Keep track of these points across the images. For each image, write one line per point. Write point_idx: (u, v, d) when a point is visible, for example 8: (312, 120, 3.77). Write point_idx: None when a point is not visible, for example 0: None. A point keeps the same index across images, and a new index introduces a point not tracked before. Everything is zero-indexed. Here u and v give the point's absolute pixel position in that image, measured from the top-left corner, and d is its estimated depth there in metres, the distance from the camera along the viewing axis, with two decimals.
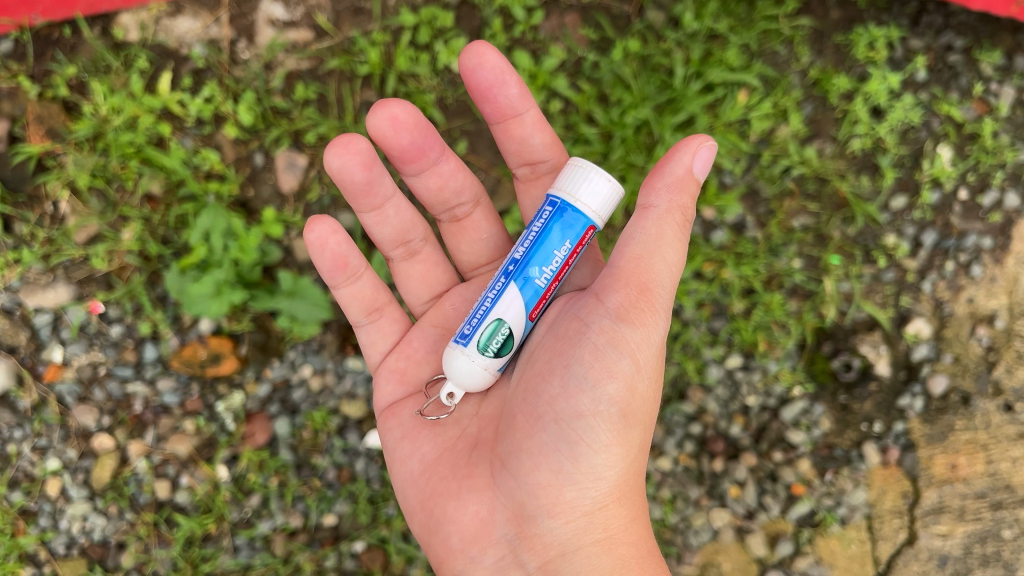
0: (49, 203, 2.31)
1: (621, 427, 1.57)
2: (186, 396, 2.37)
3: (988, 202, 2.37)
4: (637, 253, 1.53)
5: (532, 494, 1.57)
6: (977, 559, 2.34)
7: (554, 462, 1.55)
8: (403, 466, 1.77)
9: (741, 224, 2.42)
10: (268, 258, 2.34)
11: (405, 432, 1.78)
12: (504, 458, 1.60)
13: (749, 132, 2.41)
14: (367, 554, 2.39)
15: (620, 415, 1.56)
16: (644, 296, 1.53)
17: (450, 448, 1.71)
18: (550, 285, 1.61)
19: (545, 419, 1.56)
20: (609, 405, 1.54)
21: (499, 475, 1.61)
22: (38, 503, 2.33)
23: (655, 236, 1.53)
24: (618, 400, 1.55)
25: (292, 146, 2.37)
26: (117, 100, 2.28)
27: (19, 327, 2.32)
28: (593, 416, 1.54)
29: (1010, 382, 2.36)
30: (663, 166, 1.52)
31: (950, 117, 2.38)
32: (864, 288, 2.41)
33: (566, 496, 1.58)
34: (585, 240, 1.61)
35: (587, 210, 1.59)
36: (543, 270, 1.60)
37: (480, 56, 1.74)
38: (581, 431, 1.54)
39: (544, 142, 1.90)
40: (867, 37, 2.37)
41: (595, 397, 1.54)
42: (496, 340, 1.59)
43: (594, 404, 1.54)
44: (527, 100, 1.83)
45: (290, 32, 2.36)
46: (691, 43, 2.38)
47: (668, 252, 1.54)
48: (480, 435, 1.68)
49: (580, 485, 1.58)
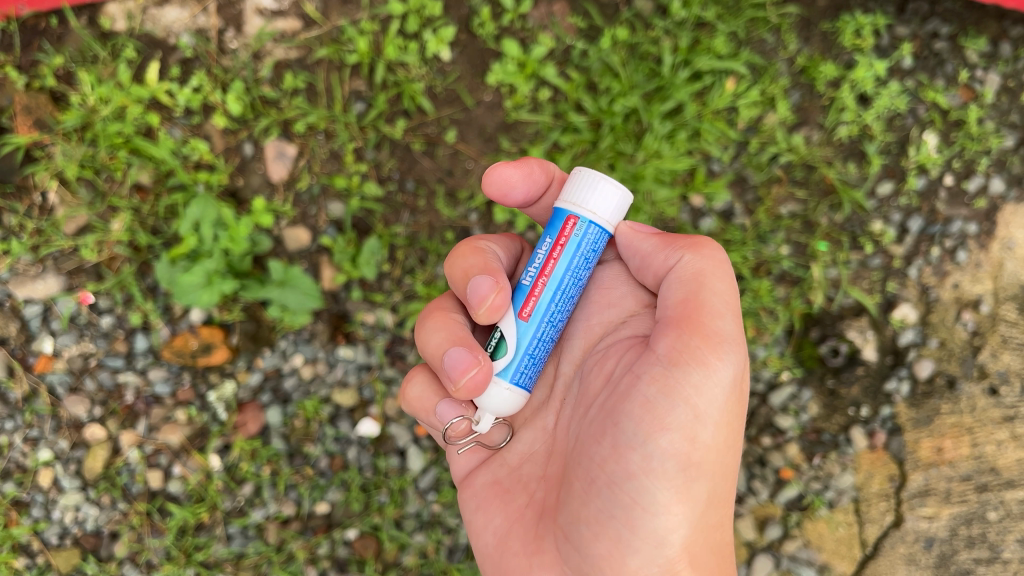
0: (37, 194, 2.30)
1: (682, 483, 1.46)
2: (178, 385, 2.37)
3: (973, 187, 2.40)
4: (680, 298, 1.49)
5: (596, 566, 1.48)
6: (963, 541, 2.37)
7: (613, 530, 1.46)
8: (477, 544, 1.69)
9: (729, 212, 2.44)
10: (259, 248, 2.34)
11: (476, 505, 1.69)
12: (566, 529, 1.52)
13: (737, 120, 2.42)
14: (360, 542, 2.40)
15: (679, 469, 1.46)
16: (694, 334, 1.46)
17: (518, 519, 1.62)
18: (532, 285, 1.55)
19: (598, 483, 1.49)
20: (664, 460, 1.45)
21: (564, 547, 1.53)
22: (30, 494, 2.33)
23: (692, 281, 1.50)
24: (674, 453, 1.45)
25: (281, 135, 2.37)
26: (104, 90, 2.27)
27: (9, 319, 2.32)
28: (646, 474, 1.45)
29: (995, 366, 2.38)
30: (638, 246, 1.60)
31: (936, 104, 2.39)
32: (851, 274, 2.43)
33: (632, 566, 1.47)
34: (566, 233, 1.54)
35: (569, 203, 1.55)
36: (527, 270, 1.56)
37: (503, 178, 1.66)
38: (636, 493, 1.45)
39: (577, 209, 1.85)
40: (854, 25, 2.38)
41: (647, 453, 1.45)
42: (491, 345, 1.58)
43: (647, 461, 1.45)
44: (547, 170, 1.71)
45: (278, 21, 2.36)
46: (679, 31, 2.38)
47: (714, 284, 1.49)
48: (546, 502, 1.60)
49: (645, 553, 1.46)
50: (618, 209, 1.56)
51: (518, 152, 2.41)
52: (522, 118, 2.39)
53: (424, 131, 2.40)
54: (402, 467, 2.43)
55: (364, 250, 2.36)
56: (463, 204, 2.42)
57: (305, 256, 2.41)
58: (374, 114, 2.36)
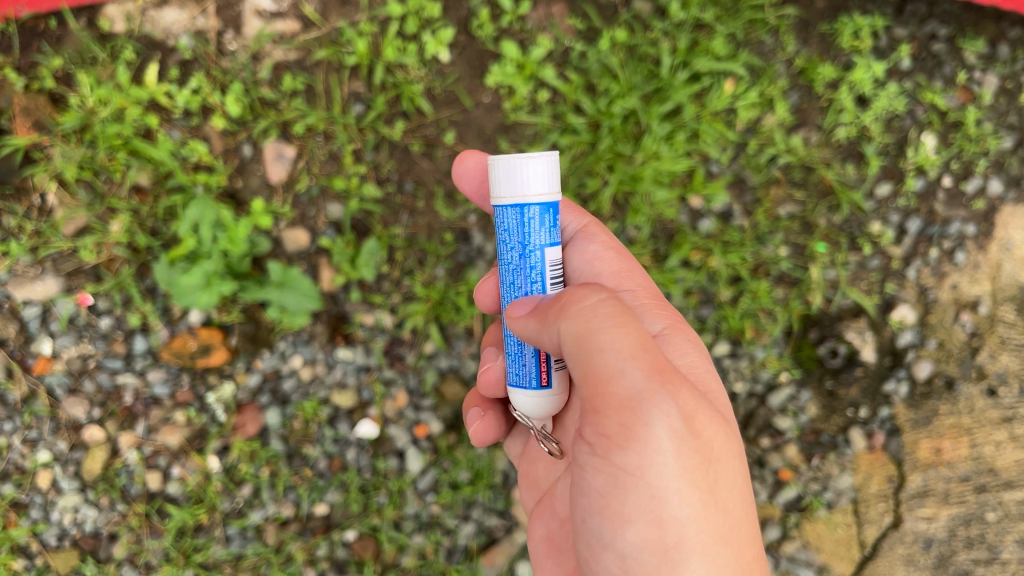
0: (36, 195, 2.30)
1: (667, 563, 1.43)
2: (177, 387, 2.37)
3: (971, 189, 2.40)
4: (581, 378, 1.39)
5: None
6: (961, 542, 2.37)
7: None
8: None
9: (728, 213, 2.44)
10: (258, 249, 2.34)
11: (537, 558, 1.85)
12: None
13: (735, 121, 2.42)
14: (359, 543, 2.41)
15: (657, 553, 1.42)
16: (608, 416, 1.37)
17: None
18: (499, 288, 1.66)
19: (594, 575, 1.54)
20: (638, 552, 1.43)
21: None
22: (29, 495, 2.33)
23: (583, 353, 1.36)
24: (644, 542, 1.42)
25: (281, 137, 2.38)
26: (103, 91, 2.27)
27: (8, 320, 2.32)
28: (628, 568, 1.46)
29: (993, 367, 2.39)
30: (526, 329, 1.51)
31: (934, 105, 2.40)
32: (850, 275, 2.43)
33: None
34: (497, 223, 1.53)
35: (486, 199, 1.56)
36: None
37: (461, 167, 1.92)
38: None
39: (613, 238, 1.87)
40: (852, 27, 2.38)
41: (619, 548, 1.45)
42: None
43: (622, 556, 1.45)
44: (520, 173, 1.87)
45: (277, 23, 2.36)
46: (678, 32, 2.38)
47: (607, 344, 1.34)
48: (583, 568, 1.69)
49: None
50: (513, 179, 1.43)
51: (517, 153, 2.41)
52: (521, 119, 2.40)
53: (423, 132, 2.41)
54: (401, 468, 2.43)
55: (363, 251, 2.36)
56: (462, 205, 2.42)
57: (305, 258, 2.41)
58: (373, 116, 2.36)
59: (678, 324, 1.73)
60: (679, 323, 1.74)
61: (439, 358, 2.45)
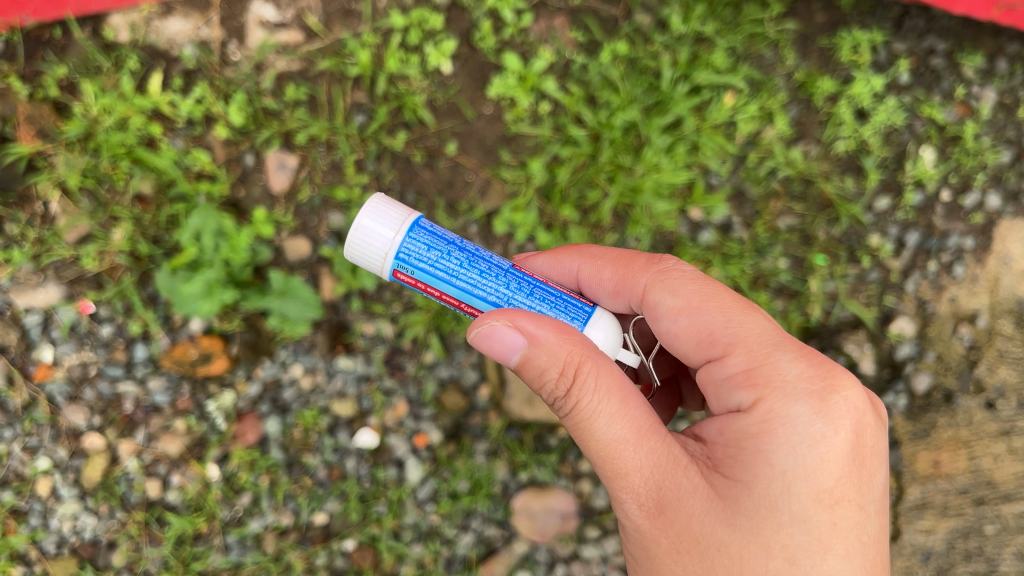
0: (39, 203, 2.30)
1: None
2: (177, 395, 2.38)
3: (969, 203, 2.42)
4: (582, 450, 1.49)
5: None
6: (959, 555, 2.38)
7: None
8: None
9: (728, 225, 2.45)
10: (259, 258, 2.35)
11: None
12: None
13: (735, 134, 2.44)
14: (358, 552, 2.41)
15: None
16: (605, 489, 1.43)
17: None
18: (471, 308, 1.56)
19: None
20: None
21: None
22: (28, 503, 2.32)
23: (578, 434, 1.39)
24: None
25: (283, 147, 2.39)
26: (108, 101, 2.29)
27: (9, 327, 2.31)
28: None
29: (992, 380, 2.39)
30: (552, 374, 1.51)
31: (932, 119, 2.42)
32: (849, 288, 2.45)
33: None
34: (429, 261, 1.52)
35: (383, 275, 1.57)
36: (462, 313, 1.60)
37: None
38: None
39: (678, 290, 1.52)
40: (851, 41, 2.40)
41: None
42: None
43: None
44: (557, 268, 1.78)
45: (281, 34, 2.38)
46: (678, 46, 2.40)
47: (586, 437, 1.36)
48: None
49: None
50: (385, 212, 1.52)
51: (518, 164, 2.43)
52: (523, 131, 2.41)
53: (424, 143, 2.42)
54: (400, 478, 2.43)
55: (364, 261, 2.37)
56: (463, 215, 2.44)
57: (305, 267, 2.42)
58: (375, 126, 2.38)
59: (772, 391, 1.31)
60: (774, 389, 1.31)
61: (439, 368, 2.46)
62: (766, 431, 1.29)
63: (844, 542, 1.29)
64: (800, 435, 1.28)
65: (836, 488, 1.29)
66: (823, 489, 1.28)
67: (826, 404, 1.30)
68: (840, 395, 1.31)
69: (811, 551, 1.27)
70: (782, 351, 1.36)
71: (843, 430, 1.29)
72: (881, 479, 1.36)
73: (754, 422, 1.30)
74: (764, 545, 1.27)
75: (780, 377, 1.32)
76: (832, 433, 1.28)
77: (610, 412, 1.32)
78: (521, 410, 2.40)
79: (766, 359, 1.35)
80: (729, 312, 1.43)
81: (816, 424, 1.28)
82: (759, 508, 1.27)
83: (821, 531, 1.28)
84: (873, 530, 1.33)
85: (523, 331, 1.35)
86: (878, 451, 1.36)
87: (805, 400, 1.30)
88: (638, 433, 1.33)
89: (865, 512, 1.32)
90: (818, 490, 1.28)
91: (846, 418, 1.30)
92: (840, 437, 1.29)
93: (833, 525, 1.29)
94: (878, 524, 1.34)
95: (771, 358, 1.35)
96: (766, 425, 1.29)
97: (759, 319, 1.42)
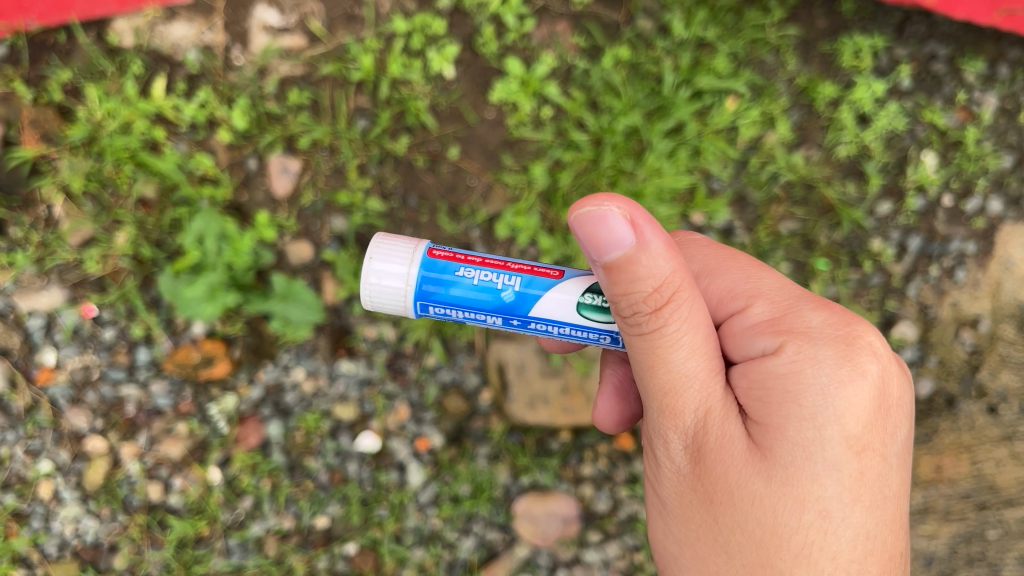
0: (42, 207, 2.31)
1: None
2: (179, 398, 2.38)
3: (971, 208, 2.42)
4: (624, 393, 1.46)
5: None
6: (962, 559, 2.38)
7: None
8: None
9: (730, 230, 2.45)
10: (261, 262, 2.36)
11: None
12: None
13: (737, 139, 2.44)
14: (360, 556, 2.41)
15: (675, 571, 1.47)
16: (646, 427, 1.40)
17: None
18: (519, 264, 1.46)
19: None
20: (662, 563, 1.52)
21: None
22: (30, 505, 2.33)
23: (642, 362, 1.30)
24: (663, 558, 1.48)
25: (286, 151, 2.39)
26: (112, 105, 2.30)
27: (11, 330, 2.32)
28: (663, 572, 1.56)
29: (994, 385, 2.39)
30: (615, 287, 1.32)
31: (934, 124, 2.42)
32: (851, 292, 2.45)
33: None
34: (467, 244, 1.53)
35: (410, 282, 1.46)
36: (505, 279, 1.44)
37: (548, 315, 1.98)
38: None
39: (695, 257, 1.57)
40: (852, 47, 2.41)
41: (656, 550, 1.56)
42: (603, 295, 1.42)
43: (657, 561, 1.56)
44: None
45: (284, 38, 2.39)
46: (680, 51, 2.41)
47: (659, 364, 1.28)
48: None
49: None
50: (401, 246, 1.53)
51: (520, 168, 2.43)
52: (524, 136, 2.42)
53: (427, 147, 2.43)
54: (402, 482, 2.44)
55: None
56: (465, 219, 2.44)
57: (308, 270, 2.42)
58: (378, 131, 2.38)
59: (797, 336, 1.33)
60: (799, 334, 1.34)
61: (441, 372, 2.46)
62: (795, 373, 1.29)
63: (869, 492, 1.30)
64: (829, 377, 1.28)
65: (864, 436, 1.29)
66: (852, 435, 1.27)
67: (851, 350, 1.31)
68: (863, 341, 1.33)
69: (841, 501, 1.28)
70: (804, 303, 1.41)
71: (869, 377, 1.30)
72: (904, 432, 1.37)
73: (783, 363, 1.30)
74: (798, 497, 1.27)
75: (805, 324, 1.36)
76: (859, 377, 1.29)
77: (691, 346, 1.27)
78: (522, 414, 2.40)
79: (790, 309, 1.40)
80: (748, 271, 1.50)
81: (843, 367, 1.29)
82: (794, 457, 1.27)
83: (851, 480, 1.28)
84: (894, 483, 1.34)
85: (639, 231, 1.16)
86: (901, 404, 1.37)
87: (831, 344, 1.31)
88: (703, 373, 1.30)
89: (889, 463, 1.33)
90: (848, 437, 1.27)
91: (871, 363, 1.31)
92: (866, 383, 1.29)
93: (859, 475, 1.29)
94: (899, 477, 1.35)
95: (795, 308, 1.40)
96: (795, 366, 1.29)
97: (779, 277, 1.49)
